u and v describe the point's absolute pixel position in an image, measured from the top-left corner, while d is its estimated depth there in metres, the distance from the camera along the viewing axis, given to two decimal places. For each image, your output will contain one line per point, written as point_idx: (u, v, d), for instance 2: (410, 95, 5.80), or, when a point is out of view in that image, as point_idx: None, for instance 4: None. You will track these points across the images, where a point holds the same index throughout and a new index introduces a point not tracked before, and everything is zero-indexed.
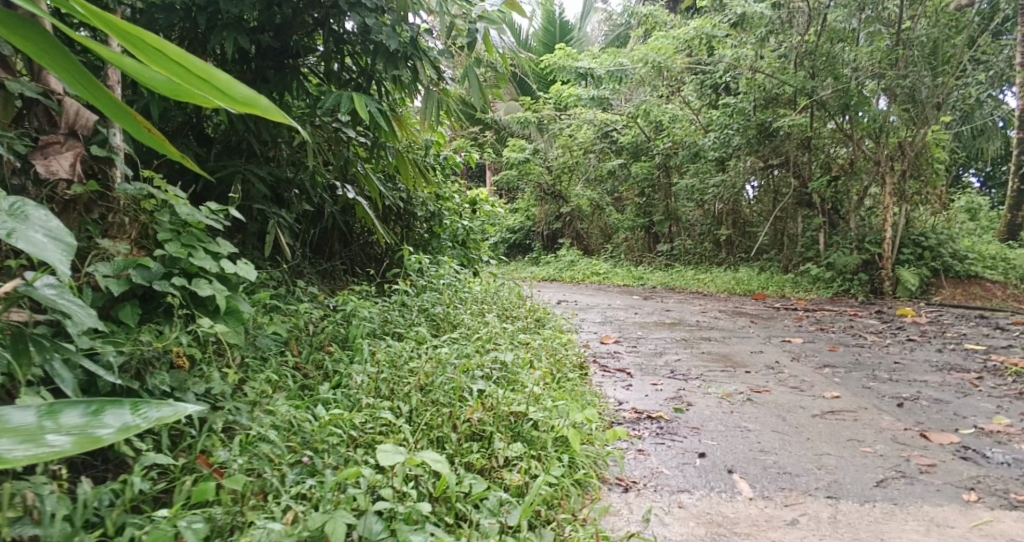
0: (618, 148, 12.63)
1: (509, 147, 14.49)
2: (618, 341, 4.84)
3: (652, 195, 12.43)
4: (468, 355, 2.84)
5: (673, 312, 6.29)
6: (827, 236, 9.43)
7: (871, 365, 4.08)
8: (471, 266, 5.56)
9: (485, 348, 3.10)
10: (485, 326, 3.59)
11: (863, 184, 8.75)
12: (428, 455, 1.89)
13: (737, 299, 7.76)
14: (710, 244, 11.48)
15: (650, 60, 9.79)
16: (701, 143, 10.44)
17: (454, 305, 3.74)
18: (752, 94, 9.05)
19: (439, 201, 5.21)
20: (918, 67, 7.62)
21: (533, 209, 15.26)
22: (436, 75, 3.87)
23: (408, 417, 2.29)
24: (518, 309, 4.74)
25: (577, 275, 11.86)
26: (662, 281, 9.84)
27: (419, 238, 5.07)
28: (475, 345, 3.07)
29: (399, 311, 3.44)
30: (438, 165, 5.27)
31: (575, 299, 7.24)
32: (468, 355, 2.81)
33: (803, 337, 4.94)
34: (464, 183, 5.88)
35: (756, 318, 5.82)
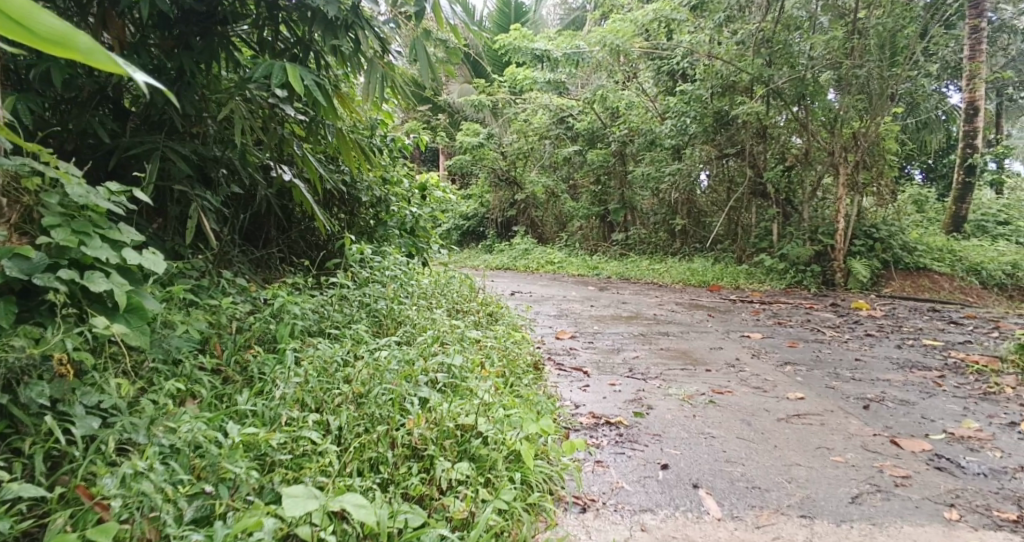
0: (574, 134, 12.45)
1: (463, 131, 14.15)
2: (574, 337, 4.63)
3: (607, 182, 12.28)
4: (412, 359, 2.56)
5: (630, 304, 6.12)
6: (781, 227, 9.41)
7: (832, 362, 3.98)
8: (420, 256, 5.25)
9: (433, 349, 2.82)
10: (434, 323, 3.31)
11: (818, 174, 8.77)
12: (350, 497, 1.61)
13: (692, 290, 7.66)
14: (664, 234, 11.39)
15: (608, 43, 9.37)
16: (658, 130, 10.32)
17: (400, 300, 3.45)
18: (709, 81, 8.96)
19: (386, 186, 4.89)
20: (873, 57, 7.62)
21: (487, 195, 14.97)
22: (381, 49, 3.55)
23: (338, 434, 2.00)
24: (469, 304, 4.46)
25: (532, 264, 11.64)
26: (617, 272, 9.69)
27: (364, 225, 4.74)
28: (421, 347, 2.79)
29: (337, 306, 3.13)
30: (384, 148, 4.92)
31: (529, 290, 7.01)
32: (411, 358, 2.53)
33: (763, 331, 4.82)
34: (413, 168, 5.56)
35: (714, 311, 5.70)
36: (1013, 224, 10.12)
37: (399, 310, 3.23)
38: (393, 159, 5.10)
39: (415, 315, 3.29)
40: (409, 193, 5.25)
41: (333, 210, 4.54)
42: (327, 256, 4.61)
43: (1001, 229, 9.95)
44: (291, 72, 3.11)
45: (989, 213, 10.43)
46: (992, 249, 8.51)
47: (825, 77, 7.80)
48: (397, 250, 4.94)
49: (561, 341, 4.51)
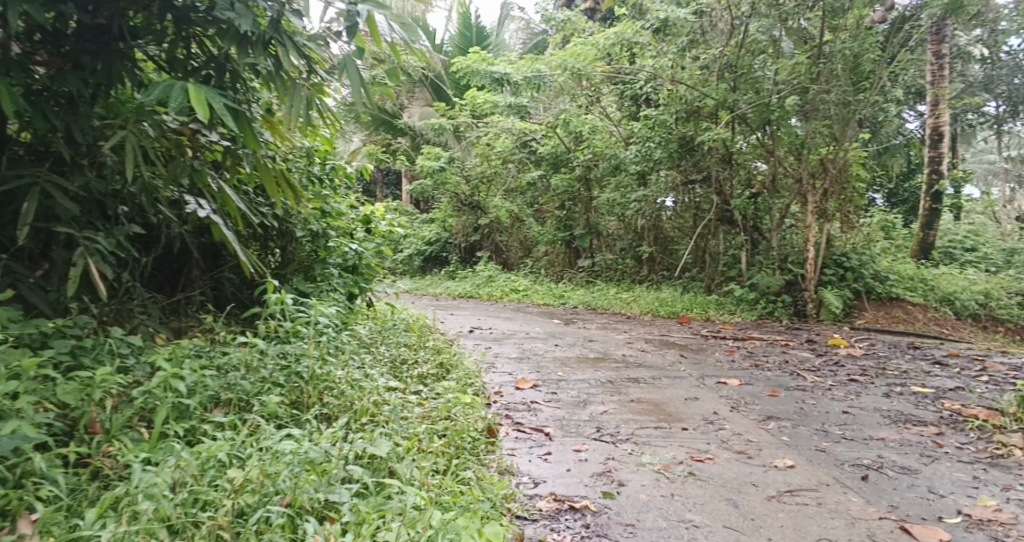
0: (537, 158, 12.11)
1: (423, 154, 13.75)
2: (535, 386, 4.15)
3: (573, 208, 11.93)
4: (327, 450, 2.09)
5: (595, 342, 5.70)
6: (750, 255, 9.10)
7: (819, 417, 3.62)
8: (364, 296, 4.75)
9: (359, 432, 2.36)
10: (369, 385, 2.84)
11: (785, 202, 8.54)
12: None
13: (661, 323, 7.30)
14: (631, 260, 11.04)
15: (569, 66, 9.19)
16: (622, 155, 10.02)
17: (330, 357, 2.97)
18: (673, 106, 8.73)
19: (324, 219, 4.42)
20: (840, 82, 7.46)
21: (449, 220, 14.53)
22: (307, 68, 3.08)
23: None
24: (416, 353, 3.97)
25: (495, 292, 11.17)
26: (583, 301, 9.31)
27: (298, 263, 4.25)
28: (344, 430, 2.32)
29: (248, 372, 2.63)
30: (322, 178, 4.46)
31: (489, 326, 6.53)
32: (328, 452, 2.05)
33: (741, 377, 4.44)
34: (357, 198, 5.10)
35: (685, 350, 5.32)
36: (978, 250, 10.09)
37: (321, 372, 2.73)
38: (333, 189, 4.63)
39: (342, 376, 2.81)
40: (351, 226, 4.77)
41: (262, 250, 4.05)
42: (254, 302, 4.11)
43: (967, 256, 9.89)
44: (197, 95, 2.63)
45: (955, 240, 10.39)
46: (961, 278, 8.37)
47: (790, 103, 7.57)
48: (337, 291, 4.44)
49: (520, 391, 4.04)
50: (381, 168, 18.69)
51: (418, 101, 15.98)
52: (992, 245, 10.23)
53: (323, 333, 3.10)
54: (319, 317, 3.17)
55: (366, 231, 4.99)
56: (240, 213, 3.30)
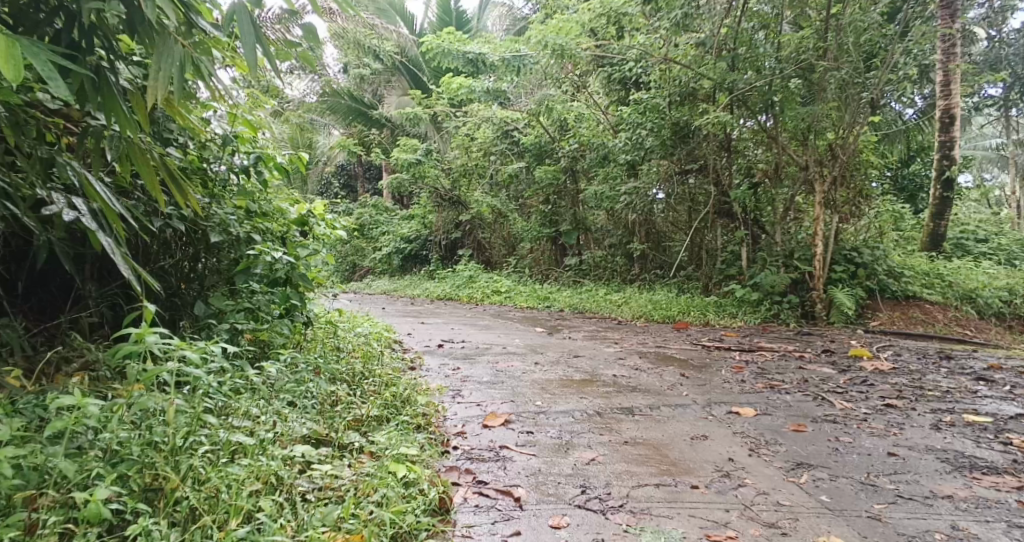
0: (520, 149, 11.30)
1: (400, 147, 12.94)
2: (508, 422, 3.37)
3: (558, 202, 11.17)
4: None
5: (582, 357, 4.93)
6: (751, 251, 8.36)
7: (860, 464, 2.89)
8: (305, 312, 3.92)
9: None
10: (263, 461, 2.02)
11: (789, 193, 7.84)
12: None
13: (655, 330, 6.57)
14: (621, 258, 10.29)
15: (549, 43, 8.05)
16: (611, 145, 9.21)
17: (214, 414, 2.14)
18: (667, 89, 7.91)
19: (251, 219, 3.79)
20: (851, 58, 6.80)
21: (429, 216, 13.86)
22: (185, 22, 2.27)
23: None
24: (355, 393, 3.16)
25: (476, 294, 10.40)
26: (570, 304, 8.57)
27: (212, 276, 3.47)
28: None
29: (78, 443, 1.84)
30: (248, 169, 3.75)
31: (462, 338, 5.73)
32: None
33: (756, 407, 3.69)
34: (292, 196, 4.27)
35: (687, 367, 4.58)
36: (992, 242, 9.43)
37: (189, 441, 1.94)
38: (260, 184, 3.89)
39: (225, 445, 2.03)
40: (286, 230, 3.98)
41: (171, 257, 3.29)
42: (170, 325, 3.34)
43: (981, 249, 9.23)
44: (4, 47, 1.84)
45: (967, 230, 9.74)
46: (981, 272, 7.70)
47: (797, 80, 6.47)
48: (259, 312, 3.50)
49: (488, 431, 3.25)
50: (359, 161, 17.78)
51: (396, 90, 15.25)
52: (1007, 236, 9.57)
53: (210, 384, 2.25)
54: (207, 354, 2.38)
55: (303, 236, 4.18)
56: (116, 213, 2.54)
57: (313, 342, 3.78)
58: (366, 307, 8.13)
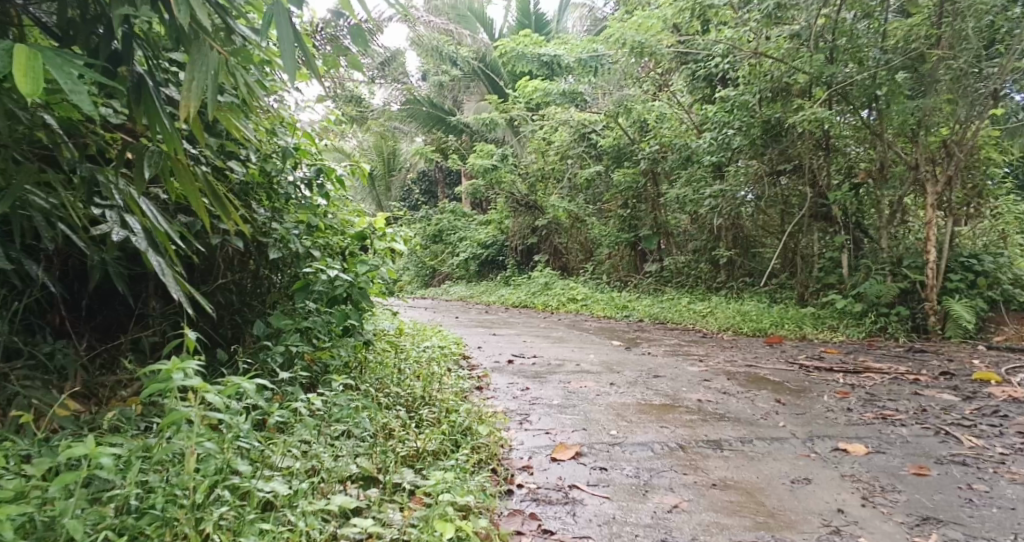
0: (598, 152, 10.92)
1: (476, 152, 12.85)
2: (580, 456, 3.04)
3: (637, 206, 10.73)
4: None
5: (664, 377, 4.54)
6: (852, 258, 7.68)
7: (1002, 521, 2.40)
8: (367, 330, 3.73)
9: None
10: (293, 526, 1.85)
11: (897, 194, 7.14)
12: None
13: (745, 345, 6.06)
14: (706, 264, 9.72)
15: (628, 41, 7.77)
16: (694, 145, 8.70)
17: (245, 469, 1.96)
18: (756, 84, 7.36)
19: (312, 235, 3.65)
20: (970, 45, 6.10)
21: (505, 221, 13.72)
22: (221, 28, 2.12)
23: None
24: (412, 424, 2.94)
25: (552, 301, 10.10)
26: (650, 313, 8.15)
27: (263, 298, 3.39)
28: None
29: (95, 509, 1.70)
30: (307, 183, 3.64)
31: (535, 353, 5.46)
32: None
33: (867, 444, 3.21)
34: (356, 209, 4.14)
35: (783, 392, 4.11)
36: None
37: (211, 496, 1.80)
38: (323, 197, 3.78)
39: (252, 504, 1.88)
40: (347, 246, 3.82)
41: (226, 273, 3.23)
42: (227, 345, 3.28)
43: None
44: (23, 59, 1.71)
45: None
46: None
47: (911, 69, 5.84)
48: (316, 335, 3.31)
49: (557, 466, 2.94)
50: (438, 167, 17.87)
51: (474, 96, 15.22)
52: None
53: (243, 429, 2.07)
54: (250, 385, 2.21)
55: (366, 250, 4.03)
56: (161, 231, 2.45)
57: (374, 363, 3.58)
58: (440, 318, 7.99)
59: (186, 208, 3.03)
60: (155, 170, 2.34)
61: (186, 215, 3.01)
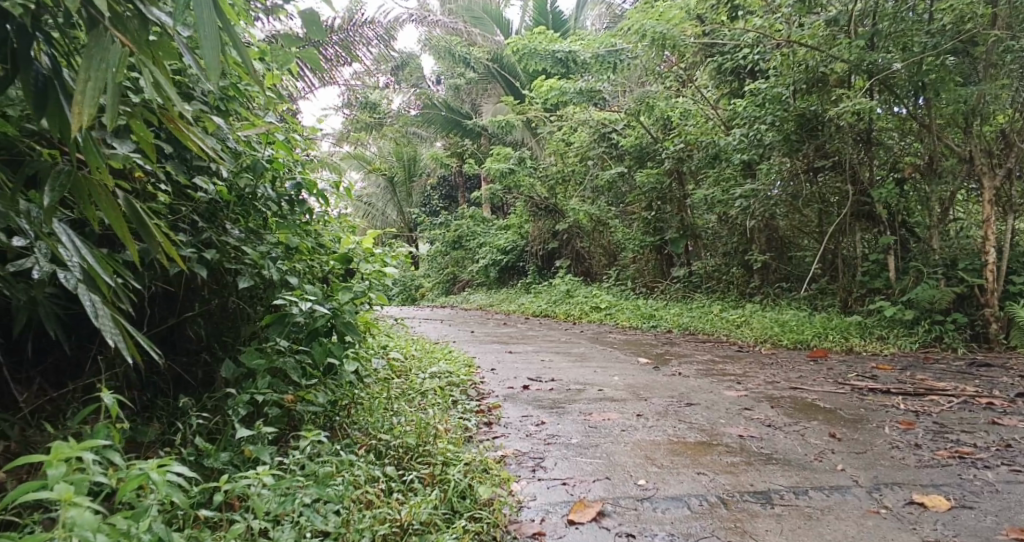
0: (620, 152, 10.40)
1: (493, 156, 12.41)
2: (602, 518, 2.54)
3: (662, 208, 10.18)
4: None
5: (698, 405, 4.03)
6: (898, 259, 7.06)
7: None
8: (357, 364, 3.25)
9: None
10: None
11: (950, 189, 6.52)
12: None
13: (786, 361, 5.51)
14: (738, 268, 9.14)
15: (649, 31, 7.21)
16: (722, 142, 8.13)
17: None
18: (790, 75, 6.78)
19: (289, 257, 3.24)
20: None
21: (525, 226, 13.29)
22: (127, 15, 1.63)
23: None
24: (398, 488, 2.49)
25: (574, 310, 9.62)
26: (679, 324, 7.62)
27: (231, 331, 3.09)
28: None
29: None
30: (280, 201, 3.26)
31: (553, 375, 4.99)
32: None
33: (948, 493, 2.67)
34: (342, 228, 3.73)
35: (839, 425, 3.58)
36: None
37: None
38: (302, 215, 3.37)
39: None
40: (327, 269, 3.38)
41: (194, 305, 2.95)
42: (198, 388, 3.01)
43: None
44: None
45: None
46: None
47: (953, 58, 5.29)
48: (292, 378, 2.80)
49: (575, 531, 2.44)
50: (456, 172, 17.45)
51: (490, 97, 14.74)
52: None
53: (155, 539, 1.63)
54: (171, 470, 1.73)
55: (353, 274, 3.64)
56: (90, 267, 1.94)
57: (363, 405, 3.12)
58: (453, 333, 7.55)
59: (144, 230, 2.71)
60: (59, 194, 1.83)
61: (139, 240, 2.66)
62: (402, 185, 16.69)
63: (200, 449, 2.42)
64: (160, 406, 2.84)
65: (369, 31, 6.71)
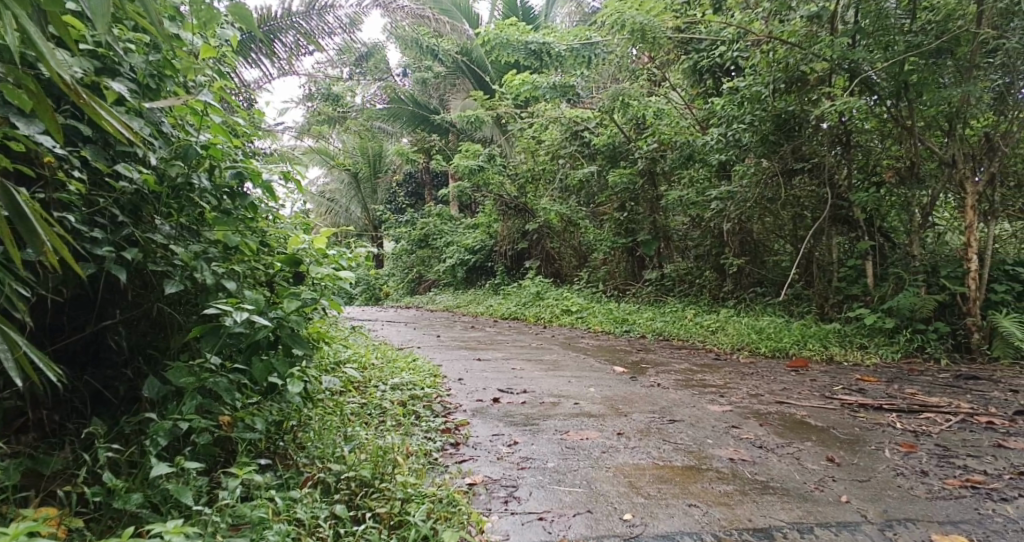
0: (592, 151, 10.11)
1: (461, 153, 12.02)
2: None
3: (635, 209, 9.93)
4: None
5: (682, 423, 3.73)
6: (876, 266, 6.92)
7: None
8: (308, 383, 2.84)
9: None
10: None
11: (931, 195, 6.38)
12: None
13: (768, 371, 5.27)
14: (712, 272, 8.93)
15: (628, 22, 6.84)
16: (698, 143, 7.88)
17: None
18: (770, 74, 6.55)
19: (228, 260, 2.81)
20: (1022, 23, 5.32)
21: (494, 225, 12.95)
22: None
23: None
24: (348, 537, 2.10)
25: (544, 314, 9.31)
26: (653, 329, 7.36)
27: (161, 342, 2.67)
28: None
29: None
30: (217, 192, 2.84)
31: (524, 386, 4.65)
32: None
33: (968, 533, 2.42)
34: (290, 225, 3.32)
35: (836, 447, 3.31)
36: None
37: None
38: (244, 209, 2.94)
39: None
40: (271, 272, 2.98)
41: (114, 311, 2.56)
42: (122, 408, 2.59)
43: None
44: None
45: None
46: None
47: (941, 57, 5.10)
48: (226, 399, 2.37)
49: None
50: (423, 168, 16.99)
51: (459, 93, 14.32)
52: None
53: None
54: None
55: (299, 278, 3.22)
56: None
57: (311, 430, 2.72)
58: (417, 336, 7.15)
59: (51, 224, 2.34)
60: None
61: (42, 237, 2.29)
62: (367, 180, 16.18)
63: (109, 486, 2.00)
64: (67, 428, 2.44)
65: (332, 20, 6.21)
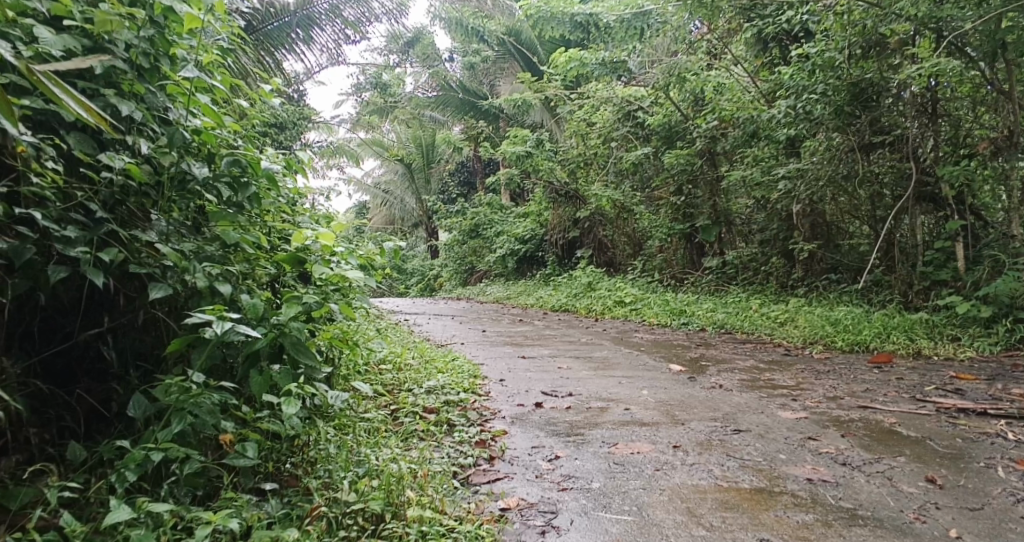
0: (646, 132, 9.56)
1: (510, 139, 11.61)
2: None
3: (693, 192, 9.32)
4: None
5: (749, 433, 3.26)
6: (967, 248, 6.20)
7: None
8: (318, 397, 2.55)
9: None
10: None
11: None
12: None
13: (846, 369, 4.70)
14: (779, 258, 8.29)
15: None
16: (763, 118, 7.26)
17: None
18: (844, 37, 5.89)
19: (227, 257, 2.57)
20: None
21: (545, 214, 12.52)
22: None
23: None
24: None
25: (597, 305, 8.86)
26: (714, 321, 6.82)
27: (153, 353, 2.44)
28: None
29: None
30: (218, 183, 2.57)
31: (571, 388, 4.25)
32: None
33: None
34: (300, 220, 3.04)
35: (937, 464, 2.79)
36: None
37: None
38: (249, 203, 2.68)
39: None
40: (269, 271, 2.73)
41: (103, 317, 2.34)
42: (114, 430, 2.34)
43: None
44: None
45: None
46: None
47: None
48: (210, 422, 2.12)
49: None
50: (473, 157, 16.66)
51: (509, 77, 13.85)
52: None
53: None
54: None
55: (309, 279, 2.96)
56: None
57: (322, 457, 2.45)
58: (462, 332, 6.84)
59: (23, 219, 2.13)
60: None
61: (10, 235, 2.07)
62: (419, 171, 16.06)
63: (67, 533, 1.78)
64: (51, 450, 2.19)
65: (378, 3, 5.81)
